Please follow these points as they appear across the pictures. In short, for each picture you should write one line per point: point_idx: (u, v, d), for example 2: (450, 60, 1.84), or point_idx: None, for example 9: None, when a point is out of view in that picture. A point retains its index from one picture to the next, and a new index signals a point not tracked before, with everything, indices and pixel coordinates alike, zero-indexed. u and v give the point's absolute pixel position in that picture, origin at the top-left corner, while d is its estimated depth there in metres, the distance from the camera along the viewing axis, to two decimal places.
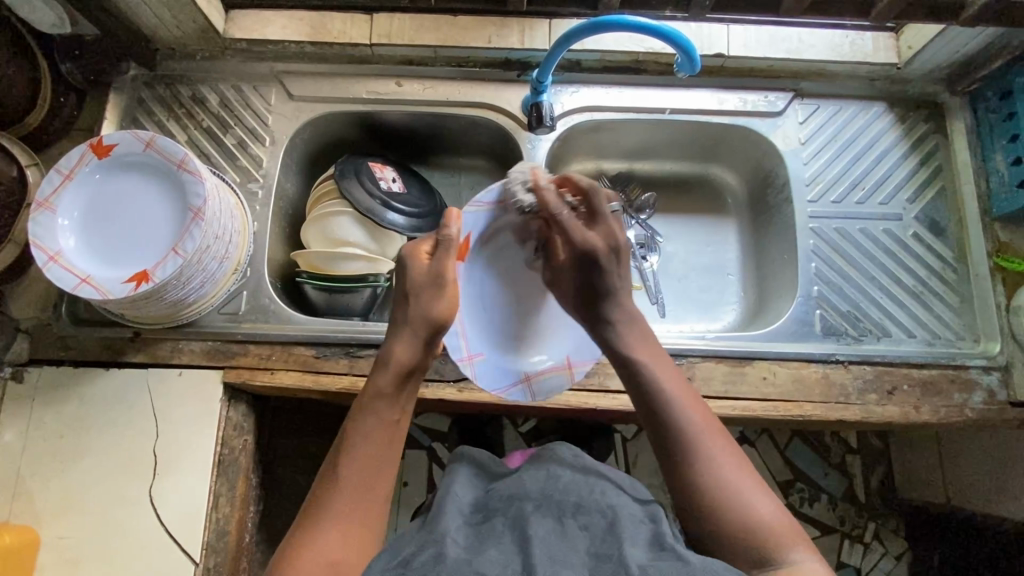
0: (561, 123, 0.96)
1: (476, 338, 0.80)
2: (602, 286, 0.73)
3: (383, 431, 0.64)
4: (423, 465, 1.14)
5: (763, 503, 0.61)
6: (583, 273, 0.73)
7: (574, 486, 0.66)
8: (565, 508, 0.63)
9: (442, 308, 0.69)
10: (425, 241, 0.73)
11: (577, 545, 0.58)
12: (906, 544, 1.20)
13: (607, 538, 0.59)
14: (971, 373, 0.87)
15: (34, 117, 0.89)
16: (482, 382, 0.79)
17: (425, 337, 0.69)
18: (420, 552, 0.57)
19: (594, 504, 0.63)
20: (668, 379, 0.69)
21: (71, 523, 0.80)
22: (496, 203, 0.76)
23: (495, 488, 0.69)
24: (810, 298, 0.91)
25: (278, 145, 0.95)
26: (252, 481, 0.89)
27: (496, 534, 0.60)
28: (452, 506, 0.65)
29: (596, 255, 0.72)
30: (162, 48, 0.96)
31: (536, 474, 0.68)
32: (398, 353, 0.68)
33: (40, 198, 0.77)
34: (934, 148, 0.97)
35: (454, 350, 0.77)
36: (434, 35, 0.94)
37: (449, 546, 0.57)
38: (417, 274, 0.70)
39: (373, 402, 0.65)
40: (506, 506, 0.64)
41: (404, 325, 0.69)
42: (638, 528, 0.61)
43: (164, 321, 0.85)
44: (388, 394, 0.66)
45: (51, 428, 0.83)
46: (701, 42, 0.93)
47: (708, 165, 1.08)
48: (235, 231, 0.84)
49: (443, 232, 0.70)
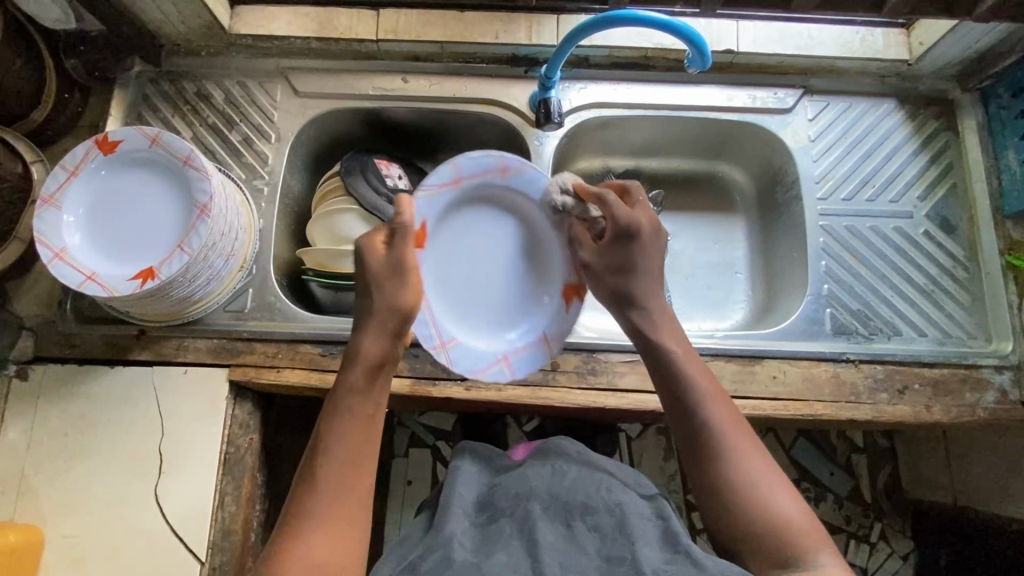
0: (568, 119, 0.95)
1: (444, 320, 0.78)
2: (637, 264, 0.74)
3: (358, 427, 0.64)
4: (428, 465, 1.14)
5: (788, 504, 0.62)
6: (621, 248, 0.74)
7: (579, 483, 0.65)
8: (573, 507, 0.62)
9: (406, 298, 0.68)
10: (381, 231, 0.70)
11: (587, 548, 0.59)
12: (913, 544, 1.19)
13: (617, 539, 0.59)
14: (983, 372, 0.86)
15: (39, 113, 0.88)
16: (456, 368, 0.76)
17: (389, 328, 0.67)
18: (429, 555, 0.58)
19: (602, 502, 0.63)
20: (696, 371, 0.69)
21: (76, 522, 0.79)
22: (444, 184, 0.76)
23: (500, 483, 0.68)
24: (820, 296, 0.90)
25: (284, 142, 0.94)
26: (258, 480, 0.88)
27: (505, 537, 0.60)
28: (459, 505, 0.66)
29: (638, 232, 0.73)
30: (167, 44, 0.95)
31: (539, 471, 0.67)
32: (365, 348, 0.66)
33: (45, 194, 0.76)
34: (945, 145, 0.96)
35: (425, 338, 0.75)
36: (440, 31, 0.93)
37: (457, 550, 0.58)
38: (376, 262, 0.68)
39: (345, 398, 0.65)
40: (512, 505, 0.64)
41: (366, 318, 0.67)
42: (648, 526, 0.61)
43: (170, 319, 0.85)
44: (361, 390, 0.65)
45: (56, 425, 0.82)
46: (711, 38, 0.93)
47: (716, 162, 1.07)
48: (240, 228, 0.83)
49: (396, 221, 0.69)
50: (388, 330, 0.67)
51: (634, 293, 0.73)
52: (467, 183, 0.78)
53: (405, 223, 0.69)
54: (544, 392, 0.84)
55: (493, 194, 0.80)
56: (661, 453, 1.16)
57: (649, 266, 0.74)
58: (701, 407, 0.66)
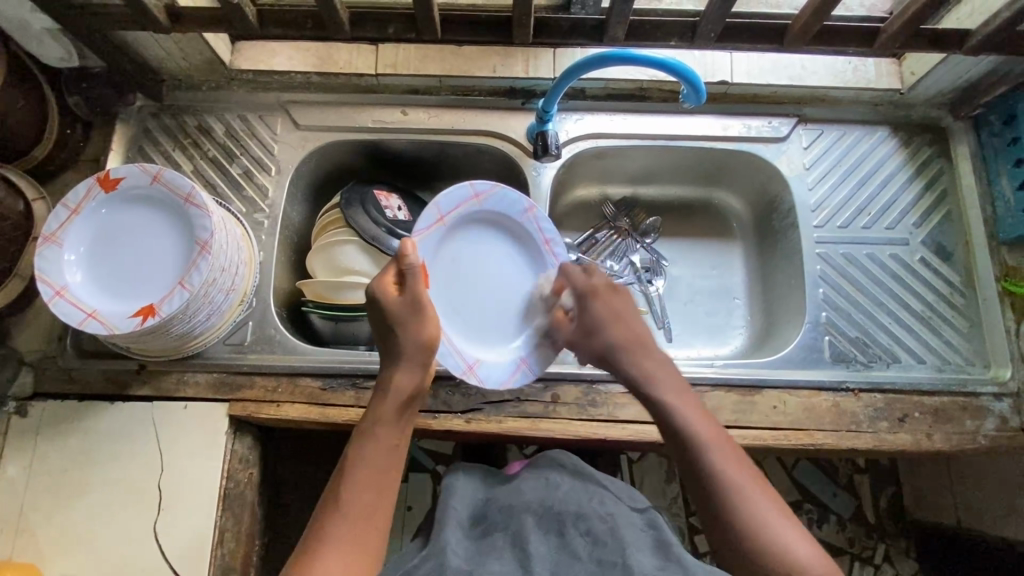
0: (566, 150, 0.96)
1: (467, 347, 0.84)
2: (605, 325, 0.78)
3: (382, 456, 0.65)
4: (429, 491, 1.13)
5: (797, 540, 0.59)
6: (586, 311, 0.80)
7: (573, 495, 0.66)
8: (565, 517, 0.63)
9: (430, 332, 0.71)
10: (391, 272, 0.73)
11: (580, 554, 0.60)
12: (917, 566, 1.18)
13: (610, 545, 0.60)
14: (983, 400, 0.86)
15: (42, 149, 0.89)
16: (488, 384, 0.82)
17: (418, 363, 0.70)
18: (421, 566, 0.59)
19: (594, 512, 0.64)
20: (693, 415, 0.68)
21: (74, 560, 0.79)
22: (431, 227, 0.83)
23: (493, 496, 0.69)
24: (818, 325, 0.90)
25: (283, 175, 0.95)
26: (257, 514, 0.88)
27: (498, 548, 0.61)
28: (454, 517, 0.66)
29: (595, 292, 0.81)
30: (168, 79, 0.97)
31: (534, 484, 0.69)
32: (399, 381, 0.69)
33: (46, 232, 0.77)
34: (938, 173, 0.97)
35: (453, 366, 0.80)
36: (439, 65, 0.95)
37: (450, 558, 0.58)
38: (394, 304, 0.70)
39: (372, 426, 0.66)
40: (506, 518, 0.65)
41: (396, 354, 0.70)
42: (641, 535, 0.63)
43: (170, 355, 0.85)
44: (390, 420, 0.67)
45: (55, 462, 0.82)
46: (705, 69, 0.94)
47: (712, 189, 1.08)
48: (241, 263, 0.84)
49: (405, 261, 0.71)
50: (415, 363, 0.70)
51: (613, 344, 0.77)
52: (451, 218, 0.84)
53: (414, 264, 0.71)
54: (544, 423, 0.84)
55: (482, 220, 0.87)
56: (662, 476, 1.16)
57: (615, 323, 0.78)
58: (701, 446, 0.65)
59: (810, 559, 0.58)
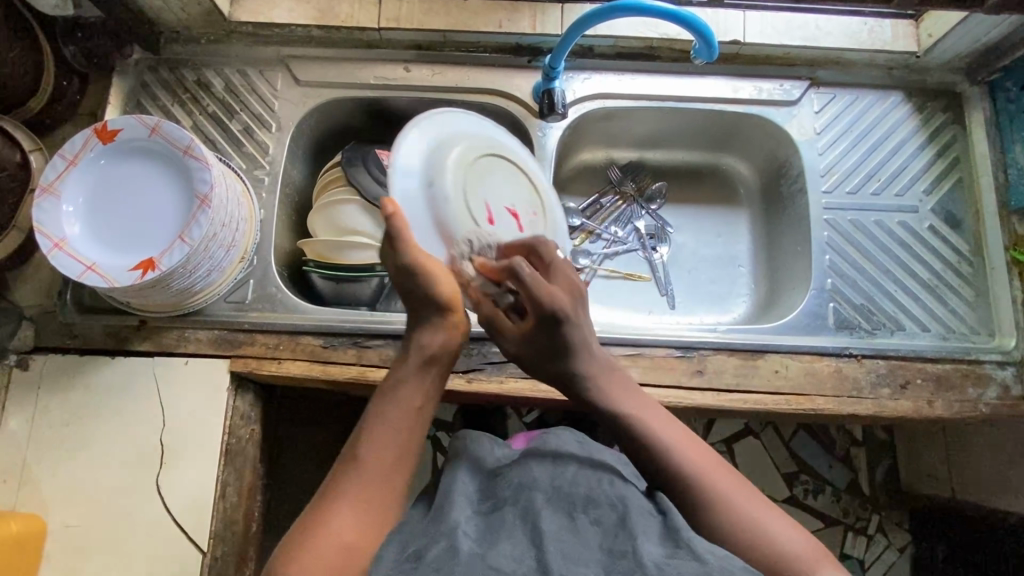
0: (573, 110, 0.94)
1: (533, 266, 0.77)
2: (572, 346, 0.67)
3: (403, 416, 0.63)
4: (429, 456, 1.14)
5: (784, 530, 0.59)
6: (547, 332, 0.66)
7: (582, 477, 0.65)
8: (575, 500, 0.61)
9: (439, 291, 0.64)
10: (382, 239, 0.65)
11: (589, 541, 0.57)
12: (909, 537, 1.19)
13: (619, 533, 0.57)
14: (986, 367, 0.86)
15: (36, 102, 0.87)
16: None
17: (440, 321, 0.66)
18: (432, 544, 0.56)
19: (604, 496, 0.62)
20: (662, 428, 0.65)
21: (79, 513, 0.79)
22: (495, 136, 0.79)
23: (501, 477, 0.68)
24: (823, 291, 0.90)
25: (284, 132, 0.93)
26: (258, 470, 0.88)
27: (508, 525, 0.59)
28: (461, 496, 0.65)
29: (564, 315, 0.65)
30: (167, 31, 0.94)
31: (542, 464, 0.67)
32: (416, 340, 0.66)
33: (44, 183, 0.76)
34: (952, 140, 0.95)
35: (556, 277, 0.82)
36: (443, 19, 0.93)
37: (461, 539, 0.55)
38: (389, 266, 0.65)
39: (394, 388, 0.64)
40: (514, 495, 0.63)
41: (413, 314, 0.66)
42: (649, 521, 0.59)
43: (170, 310, 0.84)
44: (411, 381, 0.64)
45: (57, 415, 0.82)
46: (717, 27, 0.92)
47: (720, 155, 1.07)
48: (241, 219, 0.83)
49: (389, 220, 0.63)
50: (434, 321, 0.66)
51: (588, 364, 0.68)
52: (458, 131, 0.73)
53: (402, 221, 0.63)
54: (545, 385, 0.84)
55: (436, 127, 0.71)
56: None
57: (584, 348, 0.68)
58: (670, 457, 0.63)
59: (796, 545, 0.58)
